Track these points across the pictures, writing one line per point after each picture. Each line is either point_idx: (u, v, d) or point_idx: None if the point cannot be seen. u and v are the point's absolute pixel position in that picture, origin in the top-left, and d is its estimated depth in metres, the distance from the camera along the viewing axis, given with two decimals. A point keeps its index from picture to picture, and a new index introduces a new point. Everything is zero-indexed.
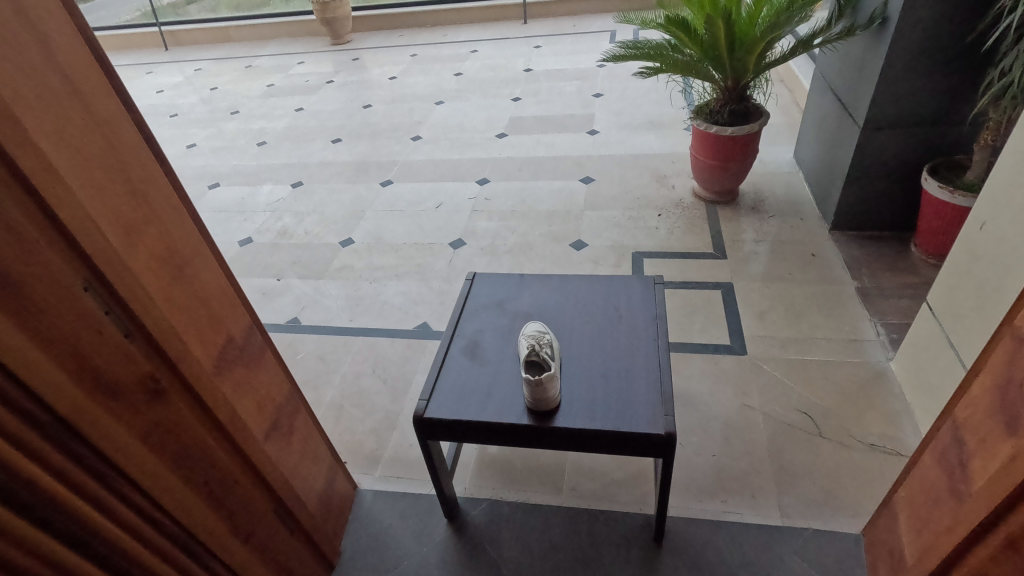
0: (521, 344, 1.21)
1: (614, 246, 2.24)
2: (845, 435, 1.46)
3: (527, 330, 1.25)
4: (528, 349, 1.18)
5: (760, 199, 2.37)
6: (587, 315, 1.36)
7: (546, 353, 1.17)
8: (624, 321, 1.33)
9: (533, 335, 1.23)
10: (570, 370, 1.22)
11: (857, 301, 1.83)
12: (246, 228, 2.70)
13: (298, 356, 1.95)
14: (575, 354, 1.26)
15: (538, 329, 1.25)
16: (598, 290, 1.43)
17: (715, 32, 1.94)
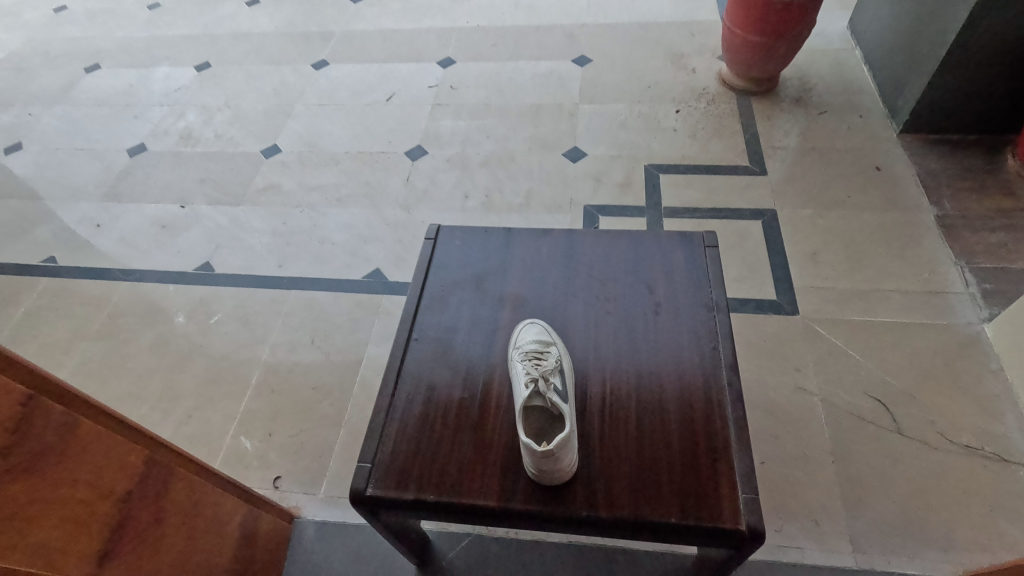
0: (516, 372, 0.79)
1: (620, 157, 1.73)
2: (930, 433, 1.13)
3: (522, 346, 0.82)
4: (524, 384, 0.75)
5: (806, 87, 1.83)
6: (604, 299, 0.92)
7: (555, 391, 0.74)
8: (662, 310, 0.90)
9: (532, 355, 0.80)
10: (587, 401, 0.80)
11: (937, 237, 1.42)
12: (136, 130, 2.06)
13: (213, 318, 1.49)
14: (593, 370, 0.84)
15: (538, 344, 0.81)
16: (617, 255, 0.98)
17: None
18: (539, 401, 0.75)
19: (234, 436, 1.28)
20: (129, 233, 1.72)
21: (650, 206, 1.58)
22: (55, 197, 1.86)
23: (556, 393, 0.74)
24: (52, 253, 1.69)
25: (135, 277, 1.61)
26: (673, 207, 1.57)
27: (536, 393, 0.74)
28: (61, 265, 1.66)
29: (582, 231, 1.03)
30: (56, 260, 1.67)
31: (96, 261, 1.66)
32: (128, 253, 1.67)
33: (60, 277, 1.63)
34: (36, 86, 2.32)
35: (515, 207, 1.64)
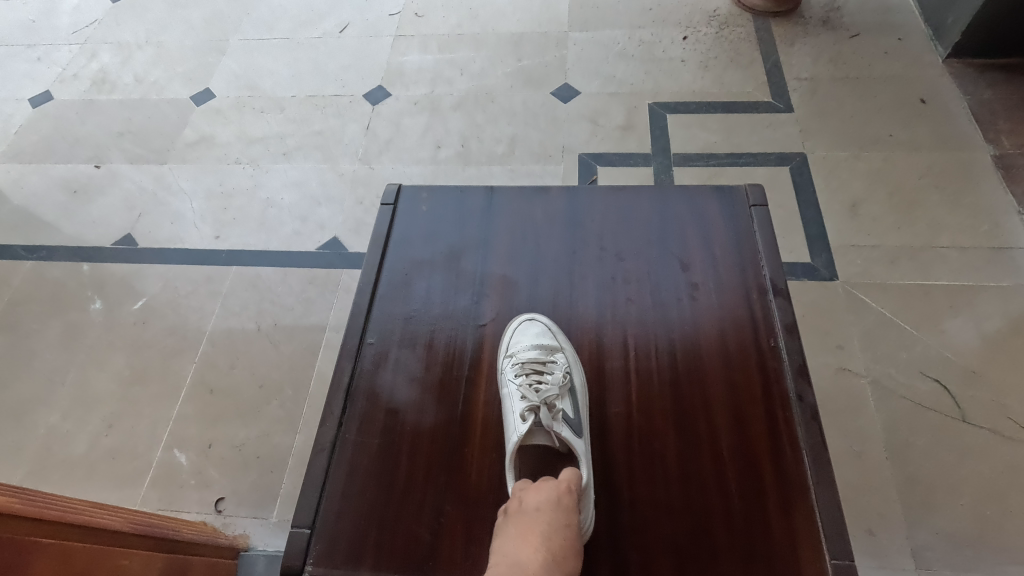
0: (509, 390, 0.59)
1: (619, 94, 1.46)
2: (1000, 420, 0.95)
3: (518, 350, 0.62)
4: (521, 414, 0.56)
5: (834, 5, 1.56)
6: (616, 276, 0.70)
7: (562, 419, 0.56)
8: (700, 292, 0.67)
9: (529, 367, 0.60)
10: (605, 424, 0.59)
11: (995, 181, 1.21)
12: (37, 73, 1.72)
13: (138, 303, 1.23)
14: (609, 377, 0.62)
15: (536, 349, 0.61)
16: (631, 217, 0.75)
17: None
18: (538, 432, 0.56)
19: (166, 449, 1.05)
20: (32, 201, 1.42)
21: (658, 152, 1.33)
22: None
23: (565, 424, 0.55)
24: None
25: (40, 255, 1.33)
26: (685, 152, 1.33)
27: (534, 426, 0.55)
28: None
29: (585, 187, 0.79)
30: None
31: None
32: (31, 224, 1.38)
33: None
34: None
35: (497, 157, 1.38)
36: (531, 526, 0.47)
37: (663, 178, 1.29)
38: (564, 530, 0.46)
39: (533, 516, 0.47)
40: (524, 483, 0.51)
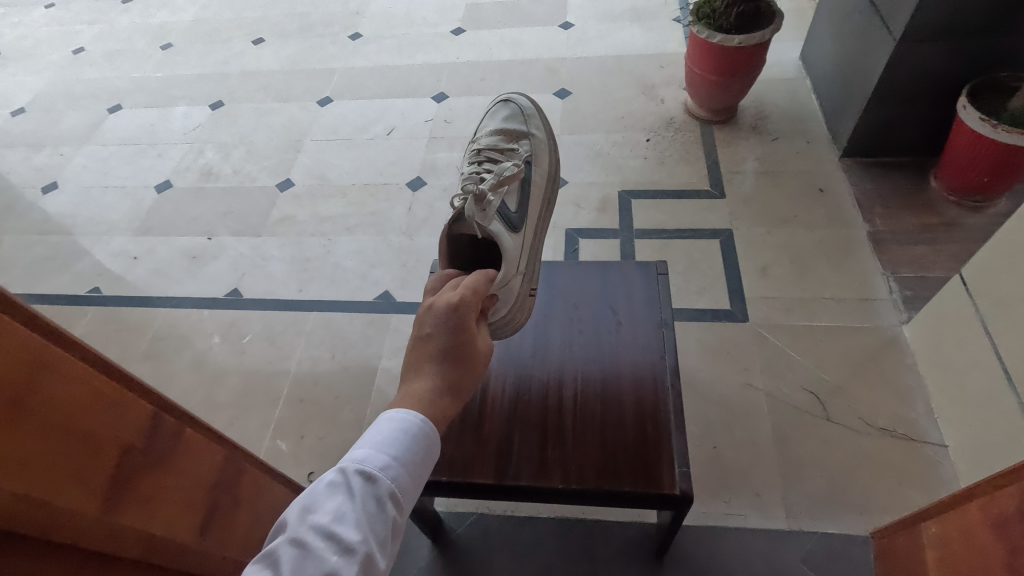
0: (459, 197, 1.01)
1: (597, 184, 1.95)
2: (853, 419, 1.36)
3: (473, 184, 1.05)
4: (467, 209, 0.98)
5: (761, 115, 2.06)
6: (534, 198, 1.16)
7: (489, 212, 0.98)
8: (622, 326, 1.14)
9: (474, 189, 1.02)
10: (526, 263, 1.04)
11: (868, 250, 1.65)
12: (160, 167, 2.27)
13: (245, 339, 1.71)
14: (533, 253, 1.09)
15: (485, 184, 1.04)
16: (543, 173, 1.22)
17: None
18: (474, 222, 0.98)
19: (271, 440, 1.50)
20: (163, 264, 1.93)
21: (624, 228, 1.81)
22: (93, 232, 2.07)
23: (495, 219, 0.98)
24: (96, 284, 1.90)
25: (172, 304, 1.82)
26: (644, 228, 1.80)
27: (471, 218, 0.96)
28: (104, 294, 1.87)
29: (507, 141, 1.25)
30: (100, 290, 1.89)
31: (135, 290, 1.87)
32: (164, 282, 1.88)
33: (105, 305, 1.84)
34: (63, 127, 2.52)
35: None
36: (425, 350, 0.73)
37: (627, 247, 1.76)
38: (447, 346, 0.73)
39: (426, 342, 0.74)
40: (424, 315, 0.76)
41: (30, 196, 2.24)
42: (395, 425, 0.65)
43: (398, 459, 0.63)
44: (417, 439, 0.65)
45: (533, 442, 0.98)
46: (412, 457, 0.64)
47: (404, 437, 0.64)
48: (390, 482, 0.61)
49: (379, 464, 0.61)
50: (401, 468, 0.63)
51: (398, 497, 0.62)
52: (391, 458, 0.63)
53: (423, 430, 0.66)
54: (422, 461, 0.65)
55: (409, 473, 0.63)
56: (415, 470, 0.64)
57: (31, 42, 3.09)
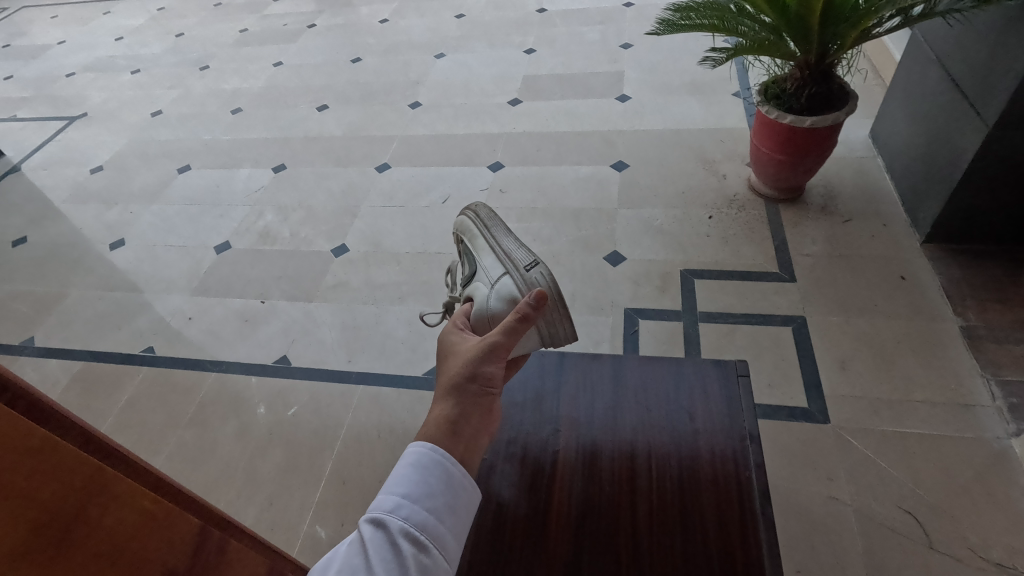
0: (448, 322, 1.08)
1: (657, 261, 1.87)
2: (963, 549, 1.18)
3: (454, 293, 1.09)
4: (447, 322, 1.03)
5: (831, 195, 1.97)
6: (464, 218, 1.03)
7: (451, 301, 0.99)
8: (698, 428, 1.04)
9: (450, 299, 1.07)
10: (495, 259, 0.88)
11: (962, 347, 1.50)
12: (221, 227, 2.33)
13: (292, 410, 1.66)
14: (498, 241, 0.91)
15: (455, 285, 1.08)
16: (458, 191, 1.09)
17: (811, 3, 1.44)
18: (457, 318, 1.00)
19: (310, 524, 1.42)
20: (216, 325, 1.93)
21: (686, 309, 1.72)
22: (152, 290, 2.11)
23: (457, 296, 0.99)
24: (150, 343, 1.91)
25: (222, 368, 1.80)
26: (709, 311, 1.70)
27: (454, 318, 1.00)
28: (157, 354, 1.88)
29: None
30: (153, 349, 1.89)
31: (188, 351, 1.87)
32: (215, 345, 1.87)
33: (157, 366, 1.84)
34: (135, 185, 2.64)
35: None
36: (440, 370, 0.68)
37: (691, 331, 1.66)
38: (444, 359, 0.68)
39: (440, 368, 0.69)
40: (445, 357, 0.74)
41: (97, 251, 2.32)
42: (402, 462, 0.53)
43: (411, 495, 0.50)
44: (429, 469, 0.53)
45: (605, 570, 0.86)
46: (430, 489, 0.51)
47: (414, 470, 0.52)
48: (404, 524, 0.48)
49: (389, 507, 0.49)
50: (416, 504, 0.50)
51: (420, 541, 0.48)
52: (401, 497, 0.50)
53: (434, 457, 0.54)
54: (445, 495, 0.52)
55: (430, 511, 0.50)
56: (436, 506, 0.51)
57: (115, 105, 3.32)
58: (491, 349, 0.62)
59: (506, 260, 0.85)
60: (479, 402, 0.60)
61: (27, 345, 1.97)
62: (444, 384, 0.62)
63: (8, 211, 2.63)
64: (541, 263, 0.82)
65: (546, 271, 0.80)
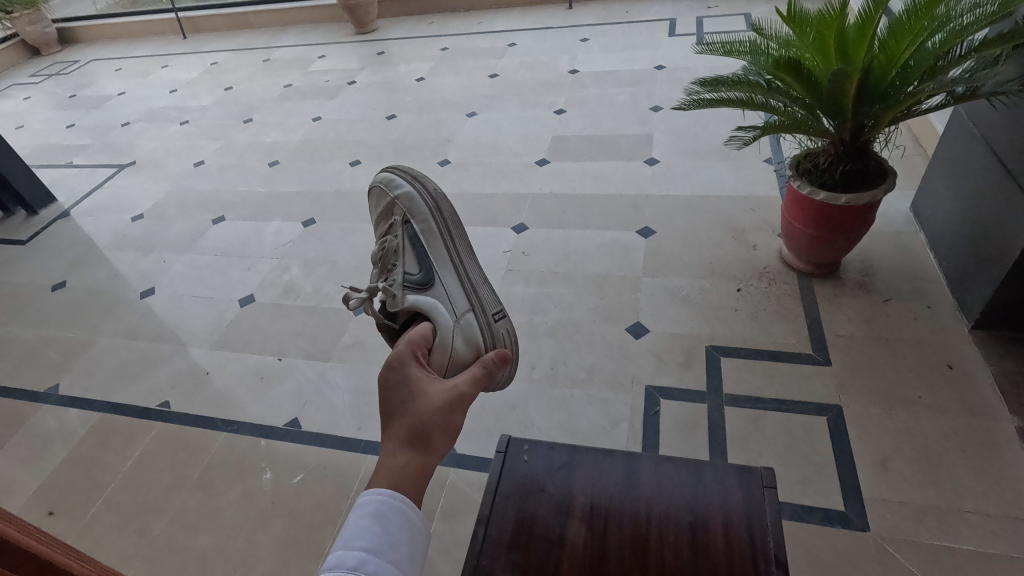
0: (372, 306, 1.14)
1: (681, 335, 1.80)
2: None
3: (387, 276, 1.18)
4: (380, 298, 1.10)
5: (868, 271, 1.88)
6: (440, 240, 1.25)
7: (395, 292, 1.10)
8: (732, 527, 0.90)
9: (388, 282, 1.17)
10: (465, 298, 1.13)
11: (1019, 450, 1.37)
12: (247, 280, 2.36)
13: (297, 477, 1.62)
14: (469, 283, 1.18)
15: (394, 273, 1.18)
16: (430, 205, 1.31)
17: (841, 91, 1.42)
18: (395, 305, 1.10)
19: None
20: (232, 382, 1.93)
21: (711, 390, 1.63)
22: (174, 341, 2.13)
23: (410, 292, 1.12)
24: (166, 398, 1.92)
25: (233, 427, 1.79)
26: (735, 393, 1.61)
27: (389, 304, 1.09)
28: (172, 409, 1.88)
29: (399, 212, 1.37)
30: (169, 404, 1.89)
31: (201, 408, 1.86)
32: (229, 403, 1.86)
33: (170, 422, 1.83)
34: (171, 234, 2.73)
35: (578, 381, 1.72)
36: (389, 406, 0.74)
37: (715, 415, 1.57)
38: (401, 399, 0.74)
39: (388, 402, 0.74)
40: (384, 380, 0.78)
41: (128, 299, 2.38)
42: (362, 514, 0.61)
43: (372, 547, 0.59)
44: (388, 520, 0.61)
45: None
46: (390, 544, 0.60)
47: (374, 523, 0.60)
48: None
49: (354, 562, 0.58)
50: (379, 559, 0.59)
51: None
52: (364, 551, 0.59)
53: (394, 507, 0.62)
54: (402, 541, 0.61)
55: (389, 559, 0.60)
56: (395, 554, 0.60)
57: (162, 154, 3.48)
58: (459, 402, 0.75)
59: (474, 302, 1.12)
60: (439, 450, 0.71)
61: (51, 392, 2.01)
62: (411, 425, 0.70)
63: (52, 254, 2.74)
64: (505, 319, 1.12)
65: (508, 327, 1.11)
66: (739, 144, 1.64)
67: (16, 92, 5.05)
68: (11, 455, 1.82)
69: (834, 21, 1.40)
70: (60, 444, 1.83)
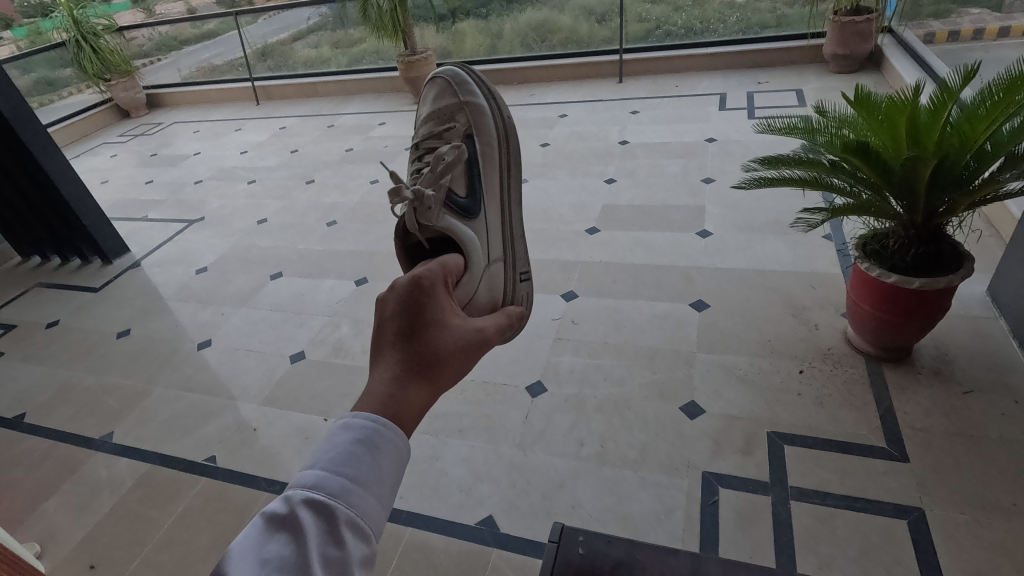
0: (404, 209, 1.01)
1: (740, 417, 1.70)
2: None
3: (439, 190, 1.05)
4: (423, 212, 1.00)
5: (944, 359, 1.76)
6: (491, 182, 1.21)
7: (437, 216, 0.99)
8: None
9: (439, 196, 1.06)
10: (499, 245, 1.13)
11: None
12: (299, 337, 2.41)
13: None
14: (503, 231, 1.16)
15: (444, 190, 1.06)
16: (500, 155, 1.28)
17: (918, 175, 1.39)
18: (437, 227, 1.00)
19: None
20: (277, 441, 1.93)
21: (775, 481, 1.52)
22: (225, 395, 2.17)
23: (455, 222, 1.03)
24: (213, 453, 1.93)
25: (275, 488, 1.77)
26: (802, 486, 1.49)
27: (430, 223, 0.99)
28: (217, 464, 1.88)
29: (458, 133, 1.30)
30: (215, 459, 1.90)
31: (246, 466, 1.86)
32: (273, 462, 1.86)
33: (215, 478, 1.83)
34: (231, 288, 2.84)
35: (630, 461, 1.64)
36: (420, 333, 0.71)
37: (781, 510, 1.45)
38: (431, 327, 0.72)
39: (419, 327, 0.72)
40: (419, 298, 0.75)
41: (186, 350, 2.46)
42: (348, 439, 0.59)
43: (353, 478, 0.58)
44: (375, 454, 0.59)
45: None
46: (374, 477, 0.59)
47: (361, 455, 0.59)
48: (346, 507, 0.56)
49: (334, 488, 0.56)
50: (361, 491, 0.58)
51: (359, 523, 0.56)
52: (345, 480, 0.57)
53: (382, 438, 0.60)
54: (385, 474, 0.60)
55: (369, 491, 0.58)
56: (375, 486, 0.59)
57: (228, 211, 3.69)
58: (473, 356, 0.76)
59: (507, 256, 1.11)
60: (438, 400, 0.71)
61: (105, 440, 2.05)
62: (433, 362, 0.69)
63: (120, 303, 2.88)
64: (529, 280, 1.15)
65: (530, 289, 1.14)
66: (805, 226, 1.61)
67: (104, 150, 5.52)
68: (63, 501, 1.85)
69: (907, 106, 1.41)
70: (108, 494, 1.85)
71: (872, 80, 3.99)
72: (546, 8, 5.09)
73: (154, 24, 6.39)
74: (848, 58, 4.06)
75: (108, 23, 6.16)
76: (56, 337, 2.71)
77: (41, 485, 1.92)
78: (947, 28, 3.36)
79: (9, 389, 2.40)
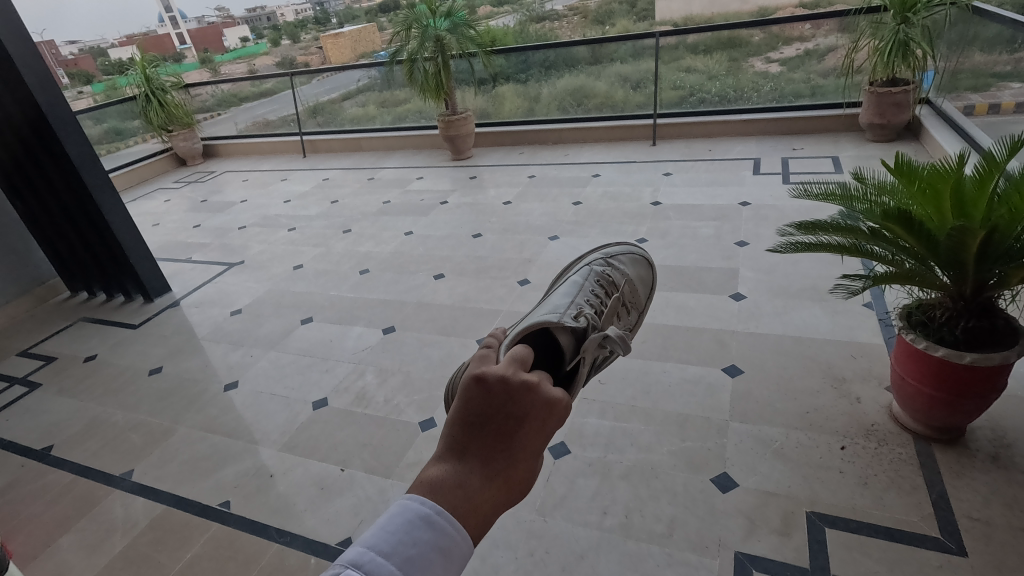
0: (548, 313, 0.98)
1: (776, 494, 1.60)
2: None
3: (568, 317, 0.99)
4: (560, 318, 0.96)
5: (1002, 443, 1.63)
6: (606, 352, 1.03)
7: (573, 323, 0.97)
8: None
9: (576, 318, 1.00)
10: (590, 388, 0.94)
11: None
12: (324, 383, 2.41)
13: None
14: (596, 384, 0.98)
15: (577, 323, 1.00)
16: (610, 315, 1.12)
17: (966, 246, 1.33)
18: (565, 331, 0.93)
19: None
20: (293, 490, 1.89)
21: (815, 568, 1.39)
22: (246, 438, 2.16)
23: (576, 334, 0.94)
24: (227, 497, 1.90)
25: (285, 539, 1.72)
26: None
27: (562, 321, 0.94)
28: (231, 510, 1.85)
29: (584, 277, 1.32)
30: (229, 504, 1.87)
31: (259, 513, 1.82)
32: (287, 510, 1.82)
33: (226, 524, 1.80)
34: (262, 331, 2.89)
35: (656, 536, 1.54)
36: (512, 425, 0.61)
37: None
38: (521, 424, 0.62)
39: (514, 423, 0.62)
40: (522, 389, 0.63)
41: (213, 390, 2.48)
42: (428, 538, 0.52)
43: (388, 552, 0.50)
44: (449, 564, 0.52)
45: None
46: None
47: (438, 562, 0.51)
48: None
49: None
50: None
51: None
52: None
53: (460, 548, 0.53)
54: None
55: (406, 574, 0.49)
56: None
57: (268, 256, 3.82)
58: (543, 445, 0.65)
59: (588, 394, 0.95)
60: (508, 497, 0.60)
61: (124, 478, 2.06)
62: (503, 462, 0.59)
63: (157, 340, 2.97)
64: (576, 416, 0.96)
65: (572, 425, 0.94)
66: (845, 292, 1.54)
67: (160, 194, 5.84)
68: (76, 539, 1.83)
69: (949, 175, 1.37)
70: (121, 535, 1.82)
71: (911, 149, 3.96)
72: (583, 75, 5.29)
73: (217, 82, 6.88)
74: (886, 127, 4.05)
75: (176, 80, 6.68)
76: (93, 370, 2.78)
77: (58, 520, 1.92)
78: (988, 100, 3.34)
79: (42, 421, 2.45)
